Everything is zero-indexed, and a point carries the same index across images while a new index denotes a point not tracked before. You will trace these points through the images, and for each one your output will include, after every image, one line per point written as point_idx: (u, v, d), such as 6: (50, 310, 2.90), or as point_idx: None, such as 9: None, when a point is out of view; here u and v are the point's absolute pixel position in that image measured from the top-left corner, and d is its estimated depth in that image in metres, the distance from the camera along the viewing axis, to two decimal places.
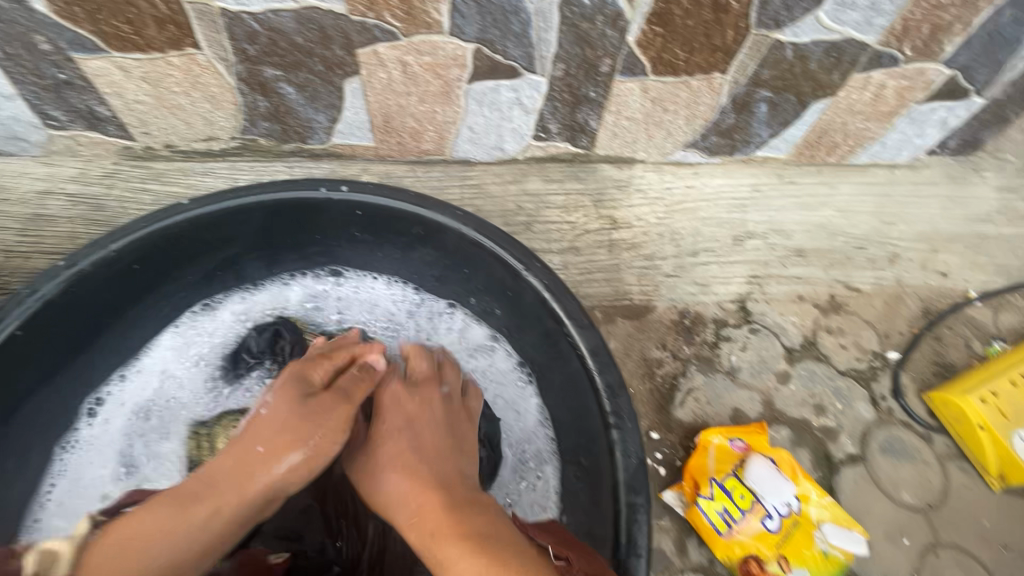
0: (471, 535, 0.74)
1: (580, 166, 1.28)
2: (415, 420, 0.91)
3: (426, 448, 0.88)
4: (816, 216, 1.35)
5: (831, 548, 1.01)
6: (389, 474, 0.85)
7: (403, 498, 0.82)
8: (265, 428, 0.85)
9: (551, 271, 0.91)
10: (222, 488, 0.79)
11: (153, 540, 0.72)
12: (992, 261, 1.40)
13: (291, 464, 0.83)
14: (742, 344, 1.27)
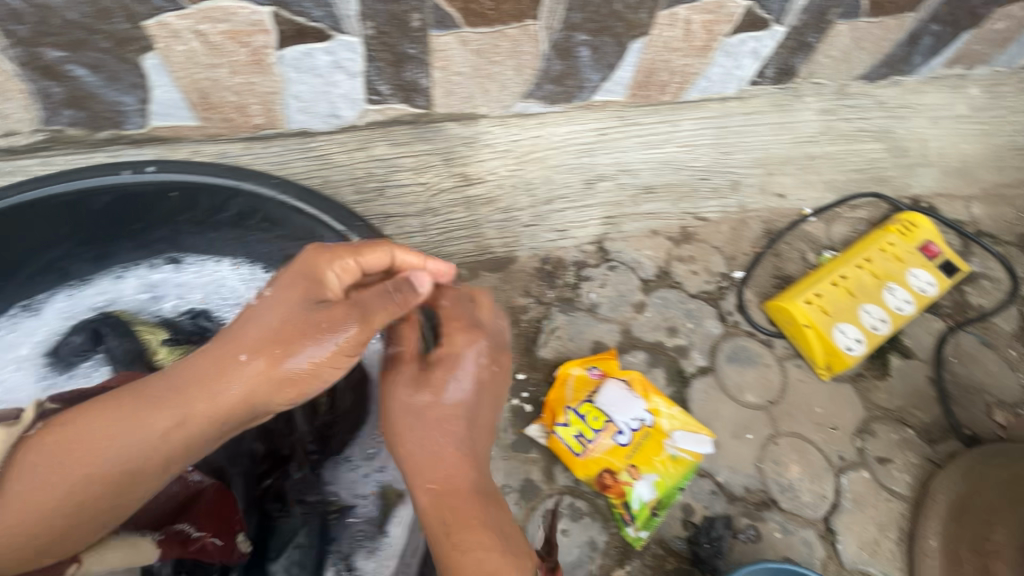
0: (469, 527, 0.73)
1: (423, 127, 1.29)
2: (465, 383, 0.80)
3: (458, 412, 0.80)
4: (660, 152, 1.42)
5: (681, 452, 1.09)
6: (424, 428, 0.78)
7: (429, 458, 0.77)
8: (266, 335, 0.70)
9: (372, 229, 0.93)
10: (179, 404, 0.70)
11: (101, 452, 0.69)
12: (822, 178, 1.53)
13: (252, 393, 0.70)
14: (601, 282, 1.34)
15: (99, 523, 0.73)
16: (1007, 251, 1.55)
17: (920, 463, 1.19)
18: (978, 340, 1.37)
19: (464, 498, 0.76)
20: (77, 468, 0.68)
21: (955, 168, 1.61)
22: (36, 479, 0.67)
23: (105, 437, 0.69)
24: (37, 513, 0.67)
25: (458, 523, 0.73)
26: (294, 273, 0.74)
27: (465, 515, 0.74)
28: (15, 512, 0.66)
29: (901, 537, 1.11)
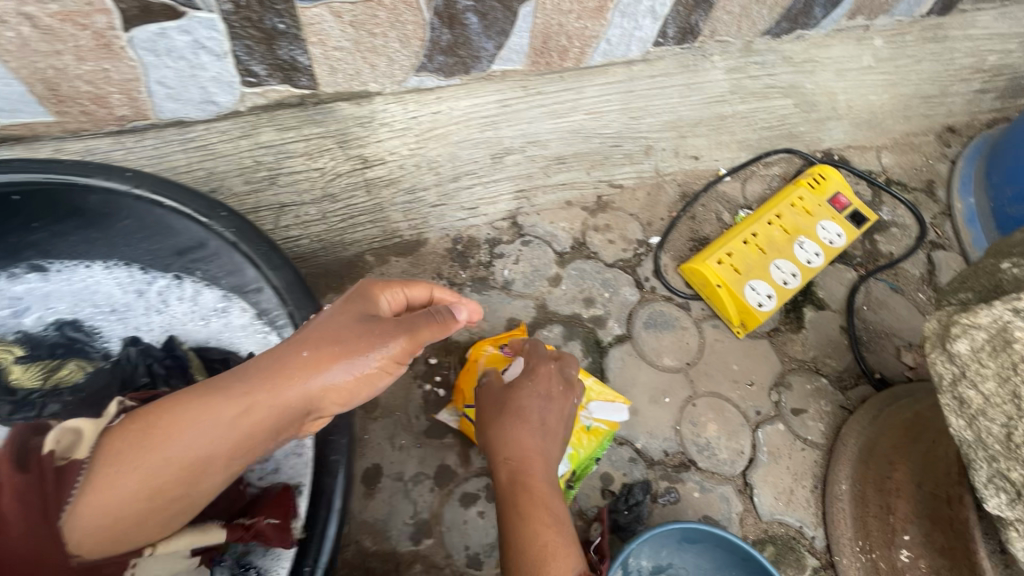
0: (543, 508, 0.85)
1: (312, 106, 1.21)
2: (542, 393, 0.97)
3: (533, 415, 0.94)
4: (567, 121, 1.39)
5: (596, 421, 1.05)
6: (507, 431, 0.93)
7: (512, 454, 0.91)
8: (327, 337, 0.74)
9: (238, 217, 0.87)
10: (259, 397, 0.71)
11: (184, 438, 0.69)
12: (734, 138, 1.53)
13: (328, 397, 0.74)
14: (515, 258, 1.31)
15: (169, 519, 0.72)
16: (916, 197, 1.58)
17: (833, 410, 1.22)
18: (887, 286, 1.40)
19: (536, 485, 0.88)
20: (162, 455, 0.68)
21: (864, 119, 1.63)
22: (121, 463, 0.67)
23: (191, 423, 0.69)
24: (119, 500, 0.66)
25: (532, 503, 0.86)
26: (356, 294, 0.83)
27: (539, 498, 0.87)
28: (97, 499, 0.65)
29: (816, 484, 1.14)
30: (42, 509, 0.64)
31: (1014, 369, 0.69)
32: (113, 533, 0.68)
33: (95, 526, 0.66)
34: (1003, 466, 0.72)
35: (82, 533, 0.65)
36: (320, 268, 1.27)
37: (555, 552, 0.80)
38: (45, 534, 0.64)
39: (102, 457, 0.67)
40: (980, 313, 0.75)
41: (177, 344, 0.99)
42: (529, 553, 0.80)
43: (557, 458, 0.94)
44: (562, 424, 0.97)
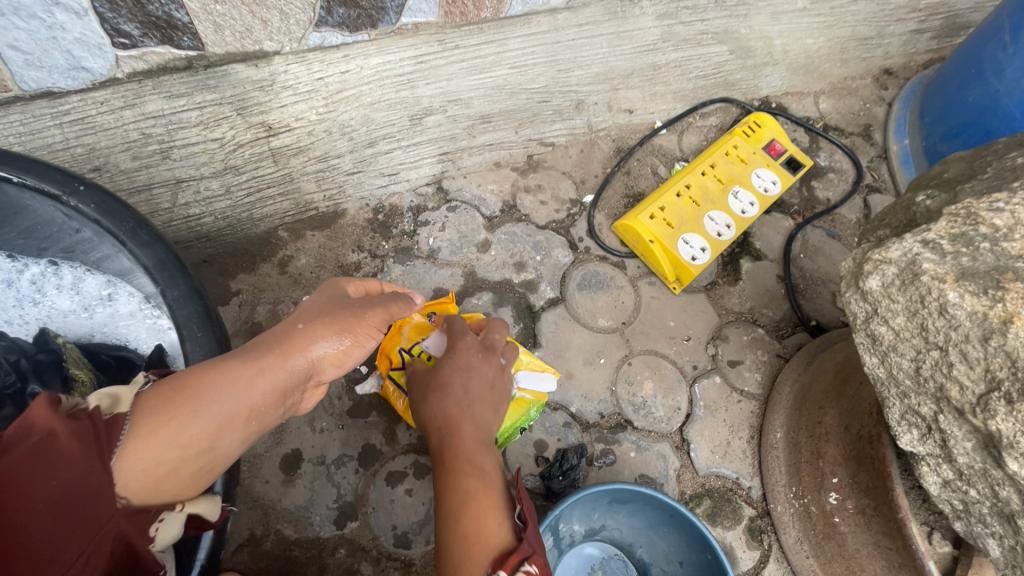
0: (465, 463, 0.83)
1: (203, 72, 1.03)
2: (461, 363, 0.94)
3: (454, 385, 0.92)
4: (489, 77, 1.28)
5: (521, 391, 1.04)
6: (430, 400, 0.92)
7: (437, 421, 0.90)
8: (322, 313, 0.79)
9: (99, 191, 0.80)
10: (271, 356, 0.72)
11: (214, 391, 0.66)
12: (670, 89, 1.47)
13: (334, 359, 0.77)
14: (441, 225, 1.29)
15: (187, 485, 0.68)
16: (852, 142, 1.56)
17: (769, 359, 1.22)
18: (824, 233, 1.38)
19: (463, 444, 0.86)
20: (195, 406, 0.65)
21: (802, 63, 1.56)
22: (157, 417, 0.63)
23: (219, 375, 0.68)
24: (154, 454, 0.62)
25: (458, 460, 0.83)
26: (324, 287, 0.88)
27: (464, 455, 0.84)
28: (132, 453, 0.61)
29: (753, 435, 1.16)
30: (92, 457, 0.59)
31: (921, 302, 0.67)
32: (145, 494, 0.63)
33: (132, 482, 0.62)
34: (913, 401, 0.71)
35: (123, 485, 0.61)
36: (229, 246, 1.22)
37: (477, 497, 0.77)
38: (95, 485, 0.59)
39: (138, 410, 0.63)
40: (892, 248, 0.72)
41: (49, 337, 0.90)
42: (450, 507, 0.77)
43: (489, 421, 0.92)
44: (488, 390, 0.94)
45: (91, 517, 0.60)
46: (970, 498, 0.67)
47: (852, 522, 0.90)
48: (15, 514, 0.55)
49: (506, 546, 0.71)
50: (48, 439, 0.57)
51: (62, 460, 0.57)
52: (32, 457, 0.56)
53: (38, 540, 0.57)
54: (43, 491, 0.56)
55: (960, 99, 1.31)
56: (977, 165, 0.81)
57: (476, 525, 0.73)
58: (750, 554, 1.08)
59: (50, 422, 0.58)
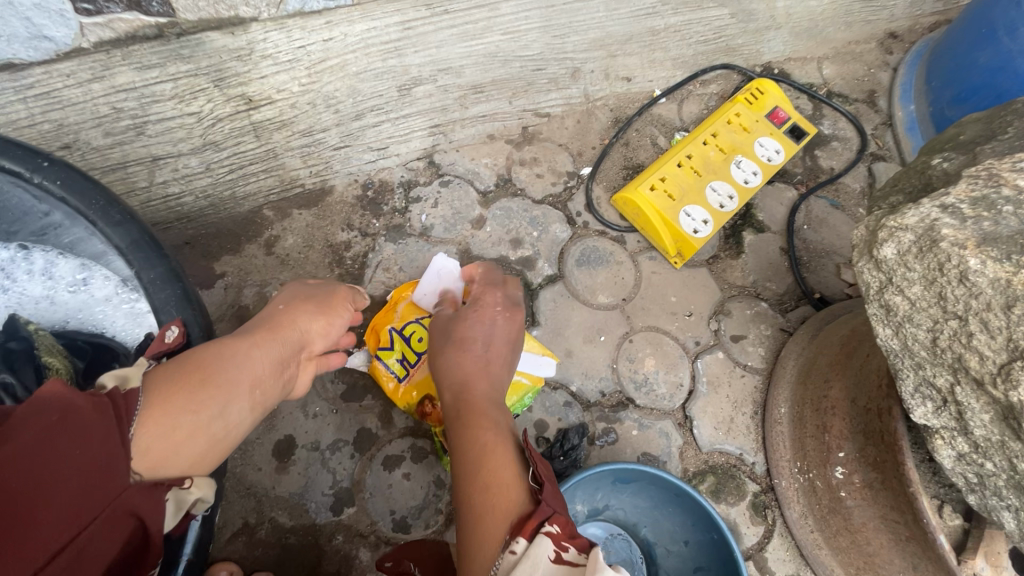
0: (481, 418, 0.76)
1: (176, 41, 0.93)
2: (483, 318, 0.87)
3: (473, 341, 0.84)
4: (480, 44, 1.20)
5: (519, 374, 1.00)
6: (450, 353, 0.83)
7: (455, 375, 0.81)
8: (299, 296, 0.84)
9: (67, 167, 0.75)
10: (263, 334, 0.74)
11: (219, 362, 0.67)
12: (669, 55, 1.41)
13: (319, 338, 0.81)
14: (433, 202, 1.25)
15: (192, 464, 0.64)
16: (856, 109, 1.49)
17: (772, 334, 1.19)
18: (828, 204, 1.35)
19: (478, 398, 0.78)
20: (203, 376, 0.65)
21: (806, 27, 1.50)
22: (169, 386, 0.63)
23: (217, 351, 0.68)
24: (171, 420, 0.61)
25: (474, 416, 0.76)
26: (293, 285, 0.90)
27: (479, 411, 0.76)
28: (149, 420, 0.60)
29: (756, 410, 1.14)
30: (112, 428, 0.56)
31: (939, 270, 0.64)
32: (154, 471, 0.60)
33: (145, 453, 0.59)
34: (928, 372, 0.68)
35: (138, 459, 0.58)
36: (213, 227, 1.18)
37: (494, 452, 0.70)
38: (113, 458, 0.56)
39: (148, 387, 0.62)
40: (907, 215, 0.69)
41: (19, 325, 0.85)
42: (469, 462, 0.70)
43: (504, 374, 0.84)
44: (509, 348, 0.86)
45: (108, 494, 0.55)
46: (985, 471, 0.64)
47: (859, 495, 0.88)
48: (31, 488, 0.51)
49: (525, 504, 0.62)
50: (70, 410, 0.54)
51: (84, 432, 0.54)
52: (51, 428, 0.52)
53: (48, 519, 0.51)
54: (63, 463, 0.52)
55: (972, 62, 1.26)
56: (995, 126, 0.77)
57: (494, 479, 0.66)
58: (754, 529, 1.07)
59: (67, 394, 0.55)
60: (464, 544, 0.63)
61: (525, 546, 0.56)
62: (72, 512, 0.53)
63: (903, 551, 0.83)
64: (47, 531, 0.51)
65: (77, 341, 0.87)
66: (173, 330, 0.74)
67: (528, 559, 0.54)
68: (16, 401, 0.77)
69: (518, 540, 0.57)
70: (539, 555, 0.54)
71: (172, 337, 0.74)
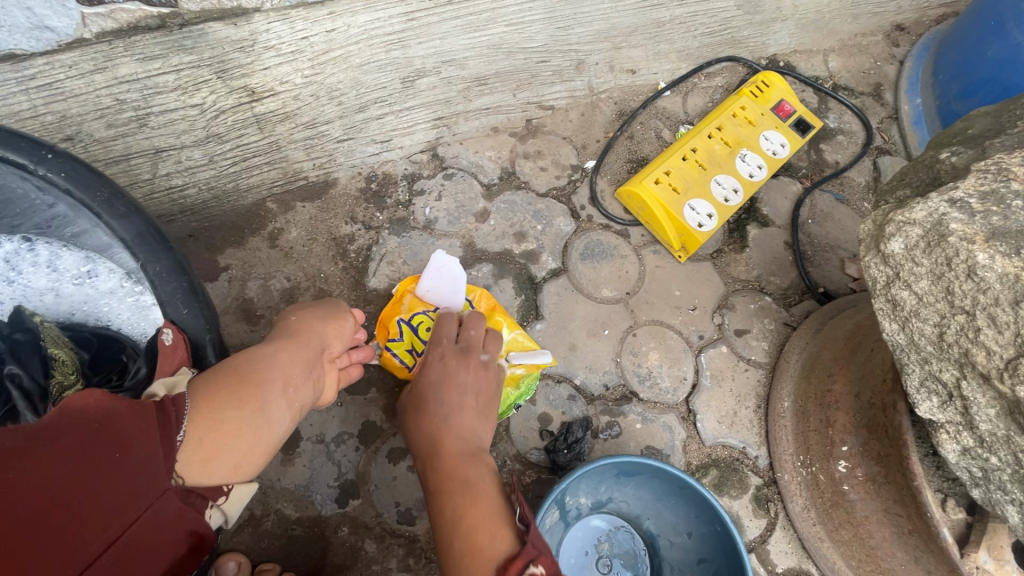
0: (452, 478, 0.78)
1: (177, 31, 0.92)
2: (435, 379, 0.90)
3: (428, 402, 0.88)
4: (484, 36, 1.20)
5: (515, 368, 1.00)
6: (417, 421, 0.87)
7: (426, 438, 0.85)
8: (318, 308, 0.86)
9: (71, 159, 0.75)
10: (285, 340, 0.76)
11: (251, 365, 0.71)
12: (674, 48, 1.40)
13: (338, 341, 0.83)
14: (437, 194, 1.24)
15: (239, 462, 0.67)
16: (863, 102, 1.48)
17: (776, 328, 1.19)
18: (833, 198, 1.34)
19: (450, 459, 0.81)
20: (240, 377, 0.68)
21: (812, 19, 1.48)
22: (210, 391, 0.66)
23: (247, 357, 0.71)
24: (214, 416, 0.65)
25: (444, 482, 0.78)
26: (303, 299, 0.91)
27: (449, 473, 0.78)
28: (195, 419, 0.64)
29: (759, 404, 1.14)
30: (153, 434, 0.60)
31: (947, 265, 0.64)
32: (200, 474, 0.63)
33: (192, 453, 0.62)
34: (935, 367, 0.68)
35: (184, 461, 0.62)
36: (217, 219, 1.17)
37: (468, 513, 0.72)
38: (151, 465, 0.59)
39: (190, 394, 0.66)
40: (916, 209, 0.69)
41: (25, 316, 0.85)
42: (446, 530, 0.71)
43: (473, 425, 0.86)
44: (476, 399, 0.89)
45: (145, 499, 0.59)
46: (990, 466, 0.65)
47: (863, 489, 0.88)
48: (77, 489, 0.55)
49: (510, 549, 0.65)
50: (111, 417, 0.58)
51: (125, 437, 0.58)
52: (94, 434, 0.57)
53: (92, 518, 0.56)
54: (104, 466, 0.56)
55: (980, 54, 1.25)
56: (1004, 120, 0.77)
57: (470, 542, 0.67)
58: (757, 522, 1.08)
59: (111, 403, 0.59)
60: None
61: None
62: (113, 512, 0.57)
63: (906, 544, 0.83)
64: (92, 528, 0.56)
65: (83, 334, 0.87)
66: (169, 332, 0.75)
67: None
68: (25, 392, 0.78)
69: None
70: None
71: (170, 339, 0.74)
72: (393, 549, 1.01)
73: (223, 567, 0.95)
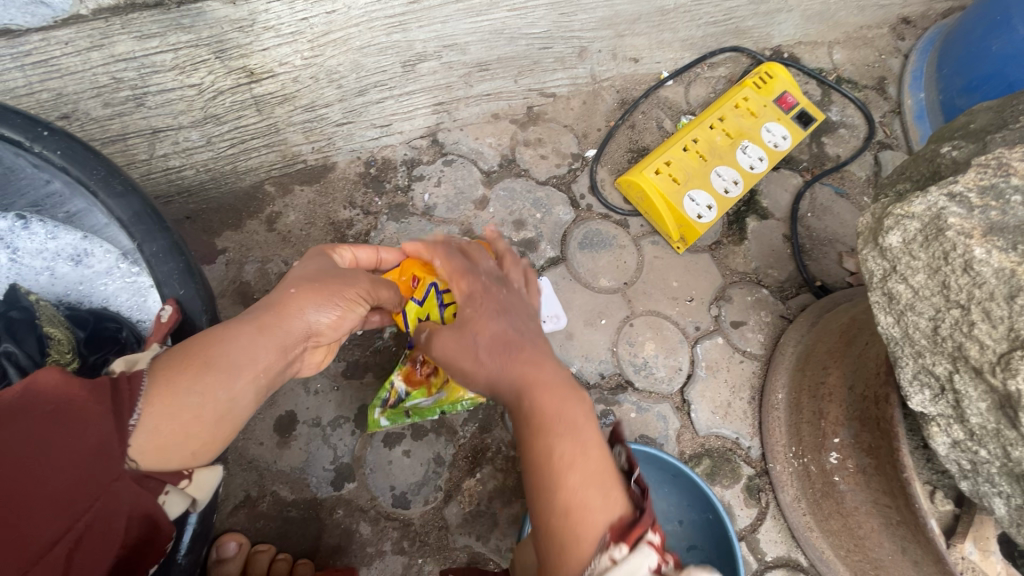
0: (551, 418, 0.64)
1: (176, 8, 0.90)
2: (498, 310, 0.78)
3: (507, 335, 0.74)
4: (486, 21, 1.18)
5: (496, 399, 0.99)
6: (486, 361, 0.73)
7: (501, 378, 0.72)
8: (315, 278, 0.73)
9: (67, 138, 0.74)
10: (267, 317, 0.66)
11: (218, 345, 0.62)
12: (677, 37, 1.38)
13: (334, 326, 0.72)
14: (436, 181, 1.24)
15: (198, 449, 0.61)
16: (866, 96, 1.47)
17: (773, 320, 1.20)
18: (833, 191, 1.34)
19: (543, 396, 0.67)
20: (206, 359, 0.61)
21: (817, 10, 1.46)
22: (169, 369, 0.60)
23: (217, 335, 0.63)
24: (175, 405, 0.58)
25: (545, 420, 0.65)
26: (313, 255, 0.81)
27: (547, 410, 0.65)
28: (154, 402, 0.57)
29: (754, 396, 1.15)
30: (105, 417, 0.55)
31: (945, 259, 0.64)
32: (156, 459, 0.58)
33: (146, 440, 0.57)
34: (928, 360, 0.68)
35: (136, 448, 0.56)
36: (214, 201, 1.17)
37: (572, 464, 0.59)
38: (108, 449, 0.55)
39: (151, 371, 0.59)
40: (915, 202, 0.68)
41: (20, 294, 0.83)
42: (544, 476, 0.60)
43: (544, 356, 0.73)
44: (531, 329, 0.78)
45: (98, 487, 0.55)
46: (979, 458, 0.65)
47: (852, 480, 0.89)
48: (24, 477, 0.51)
49: (620, 509, 0.55)
50: (66, 398, 0.54)
51: (78, 420, 0.54)
52: (46, 419, 0.52)
53: (43, 507, 0.52)
54: (55, 452, 0.52)
55: (985, 48, 1.24)
56: (1007, 115, 0.76)
57: (574, 497, 0.57)
58: (748, 511, 1.09)
59: (65, 385, 0.54)
60: (551, 569, 0.57)
61: (627, 553, 0.51)
62: (64, 499, 0.53)
63: (893, 534, 0.83)
64: (39, 521, 0.52)
65: (79, 314, 0.87)
66: (169, 309, 0.73)
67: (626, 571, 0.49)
68: (21, 372, 0.76)
69: (620, 546, 0.51)
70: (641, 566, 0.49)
71: (167, 316, 0.72)
72: (388, 532, 1.02)
73: (222, 547, 0.96)
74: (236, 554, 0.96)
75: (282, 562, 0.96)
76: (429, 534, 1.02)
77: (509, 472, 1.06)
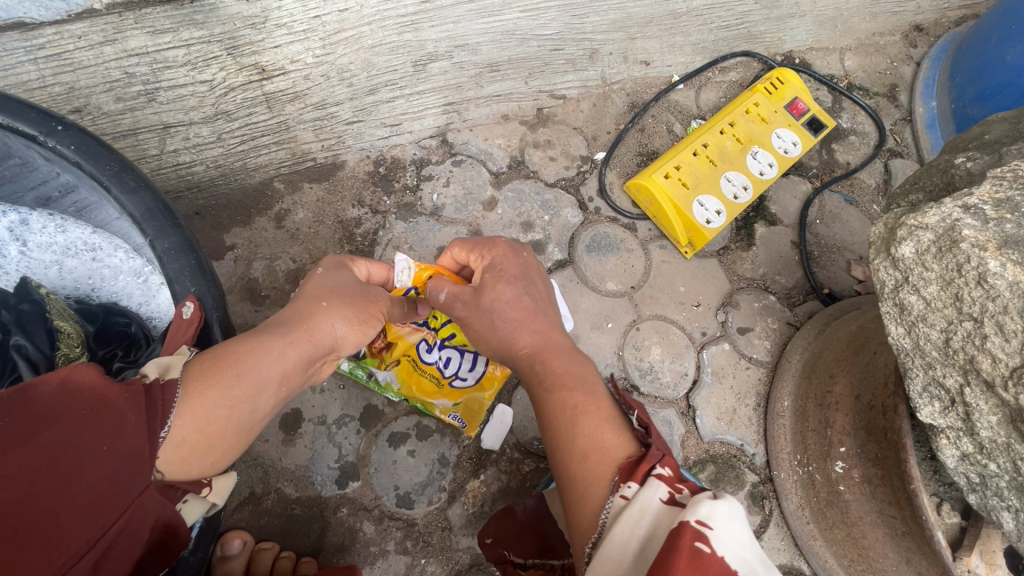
0: (565, 375, 0.70)
1: (188, 4, 0.91)
2: (515, 274, 0.82)
3: (534, 308, 0.80)
4: (497, 22, 1.18)
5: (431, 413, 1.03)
6: (505, 323, 0.78)
7: (511, 335, 0.77)
8: (343, 291, 0.75)
9: (82, 133, 0.74)
10: (300, 329, 0.67)
11: (252, 357, 0.61)
12: (689, 41, 1.38)
13: (354, 340, 0.74)
14: (445, 181, 1.24)
15: (219, 459, 0.60)
16: (877, 103, 1.47)
17: (780, 327, 1.20)
18: (842, 199, 1.33)
19: (558, 364, 0.72)
20: (236, 371, 0.60)
21: (830, 16, 1.45)
22: (204, 379, 0.58)
23: (253, 346, 0.62)
24: (205, 415, 0.57)
25: (558, 375, 0.71)
26: (332, 265, 0.81)
27: (563, 367, 0.71)
28: (185, 414, 0.56)
29: (759, 403, 1.15)
30: (140, 427, 0.53)
31: (958, 271, 0.64)
32: (182, 469, 0.57)
33: (173, 453, 0.55)
34: (938, 372, 0.68)
35: (164, 460, 0.55)
36: (223, 198, 1.16)
37: (586, 412, 0.65)
38: (140, 460, 0.53)
39: (186, 379, 0.58)
40: (929, 214, 0.69)
41: (31, 287, 0.83)
42: (559, 424, 0.66)
43: (555, 329, 0.79)
44: (545, 300, 0.84)
45: (127, 497, 0.53)
46: (988, 472, 0.65)
47: (857, 490, 0.89)
48: (57, 484, 0.48)
49: (632, 453, 0.59)
50: (104, 405, 0.52)
51: (114, 427, 0.52)
52: (85, 421, 0.50)
53: (75, 518, 0.49)
54: (92, 459, 0.50)
55: (999, 58, 1.23)
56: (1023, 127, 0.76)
57: (592, 439, 0.62)
58: (751, 518, 1.09)
59: (103, 387, 0.52)
60: (570, 506, 0.61)
61: (638, 489, 0.54)
62: (93, 510, 0.51)
63: (898, 545, 0.83)
64: (72, 530, 0.49)
65: (90, 309, 0.87)
66: (190, 306, 0.72)
67: (636, 504, 0.52)
68: (31, 366, 0.77)
69: (629, 484, 0.55)
70: (650, 498, 0.52)
71: (189, 313, 0.71)
72: (392, 532, 1.02)
73: (227, 544, 0.97)
74: (240, 551, 0.97)
75: (286, 561, 0.96)
76: (432, 534, 1.02)
77: (513, 475, 1.06)
